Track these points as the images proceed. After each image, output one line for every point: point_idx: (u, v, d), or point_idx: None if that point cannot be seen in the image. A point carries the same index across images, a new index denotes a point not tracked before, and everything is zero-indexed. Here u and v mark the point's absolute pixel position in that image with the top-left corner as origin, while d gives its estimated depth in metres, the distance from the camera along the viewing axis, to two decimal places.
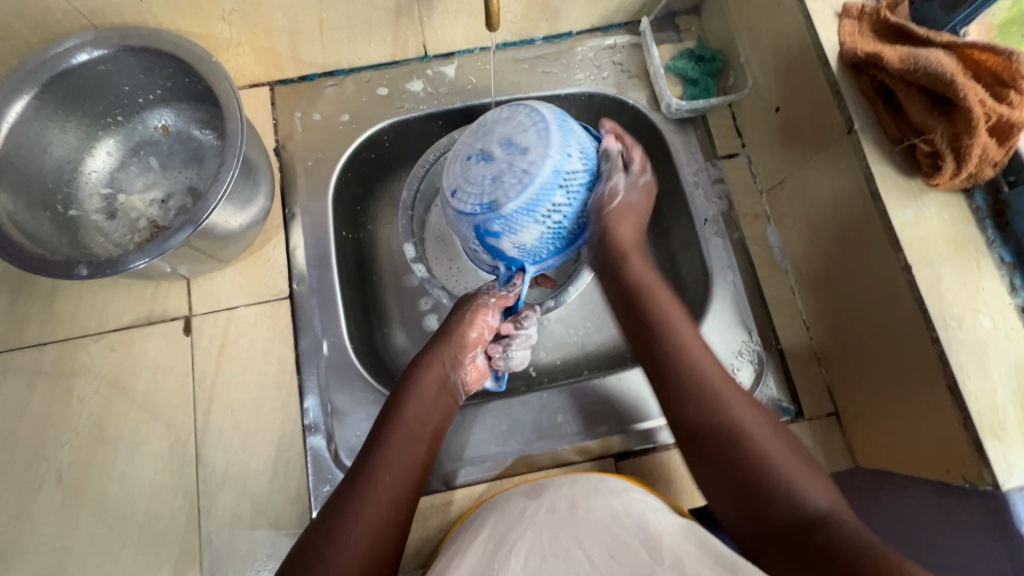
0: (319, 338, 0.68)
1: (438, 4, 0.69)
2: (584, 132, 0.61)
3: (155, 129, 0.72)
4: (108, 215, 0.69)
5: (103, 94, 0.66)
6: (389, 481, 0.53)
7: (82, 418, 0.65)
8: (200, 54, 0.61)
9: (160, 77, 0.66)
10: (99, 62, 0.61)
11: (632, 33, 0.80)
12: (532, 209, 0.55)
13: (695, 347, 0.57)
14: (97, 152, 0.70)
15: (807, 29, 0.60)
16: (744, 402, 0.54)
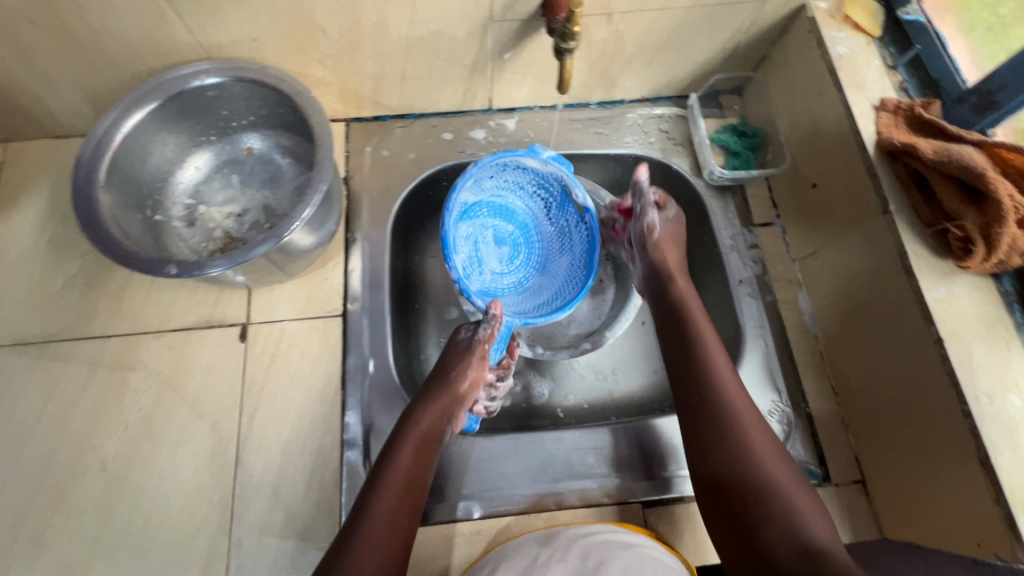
0: (366, 357, 0.71)
1: (510, 65, 0.76)
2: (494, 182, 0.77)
3: (241, 151, 0.78)
4: (187, 223, 0.74)
5: (205, 115, 0.72)
6: (392, 519, 0.54)
7: (133, 411, 0.67)
8: (299, 90, 0.67)
9: (257, 106, 0.73)
10: (210, 87, 0.68)
11: (679, 106, 0.88)
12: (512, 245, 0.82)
13: (733, 386, 0.60)
14: (187, 165, 0.76)
15: (847, 117, 0.66)
16: (735, 378, 0.61)
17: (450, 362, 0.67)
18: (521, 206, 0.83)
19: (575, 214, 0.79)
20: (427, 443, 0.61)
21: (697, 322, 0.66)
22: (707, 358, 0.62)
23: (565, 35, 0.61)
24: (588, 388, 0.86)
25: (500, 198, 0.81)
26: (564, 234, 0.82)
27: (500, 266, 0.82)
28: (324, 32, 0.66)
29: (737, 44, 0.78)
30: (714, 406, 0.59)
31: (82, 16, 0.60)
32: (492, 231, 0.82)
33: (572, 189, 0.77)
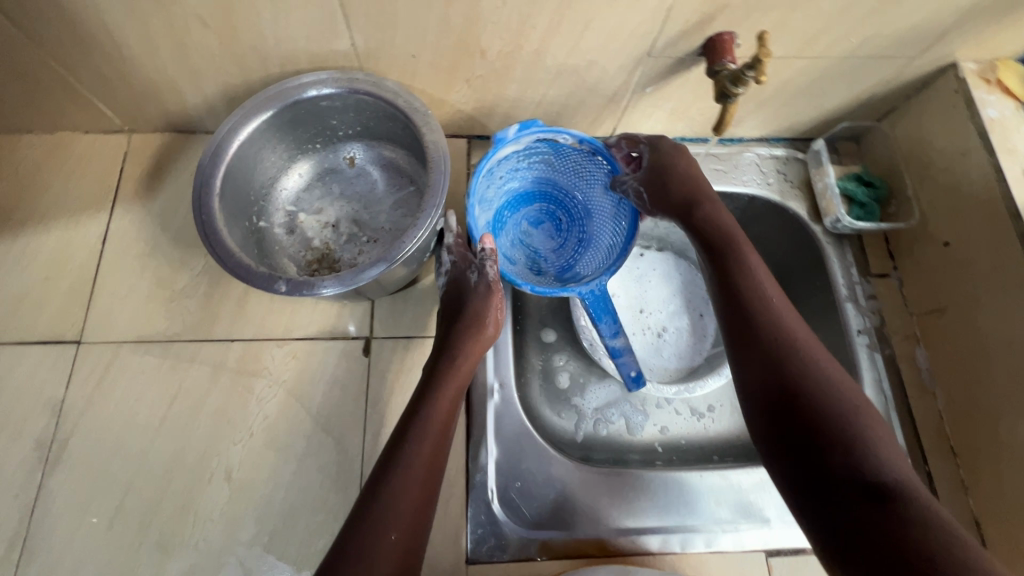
0: (490, 382, 0.70)
1: (648, 98, 0.76)
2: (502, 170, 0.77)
3: (345, 161, 0.78)
4: (287, 230, 0.75)
5: (314, 124, 0.72)
6: (420, 477, 0.52)
7: (258, 419, 0.66)
8: (415, 106, 0.66)
9: (365, 117, 0.72)
10: (325, 98, 0.68)
11: (796, 149, 0.88)
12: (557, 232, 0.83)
13: (789, 315, 0.56)
14: (292, 172, 0.77)
15: (997, 181, 0.66)
16: (791, 310, 0.57)
17: (466, 303, 0.65)
18: (528, 183, 0.82)
19: (591, 158, 0.76)
20: (457, 395, 0.59)
21: (751, 265, 0.60)
22: (757, 287, 0.58)
23: (737, 81, 0.61)
24: (685, 424, 0.86)
25: (510, 187, 0.80)
26: (587, 175, 0.79)
27: (553, 243, 0.83)
28: (483, 54, 0.66)
29: (871, 94, 0.78)
30: (784, 353, 0.53)
31: (257, 22, 0.60)
32: (524, 221, 0.83)
33: (558, 138, 0.73)
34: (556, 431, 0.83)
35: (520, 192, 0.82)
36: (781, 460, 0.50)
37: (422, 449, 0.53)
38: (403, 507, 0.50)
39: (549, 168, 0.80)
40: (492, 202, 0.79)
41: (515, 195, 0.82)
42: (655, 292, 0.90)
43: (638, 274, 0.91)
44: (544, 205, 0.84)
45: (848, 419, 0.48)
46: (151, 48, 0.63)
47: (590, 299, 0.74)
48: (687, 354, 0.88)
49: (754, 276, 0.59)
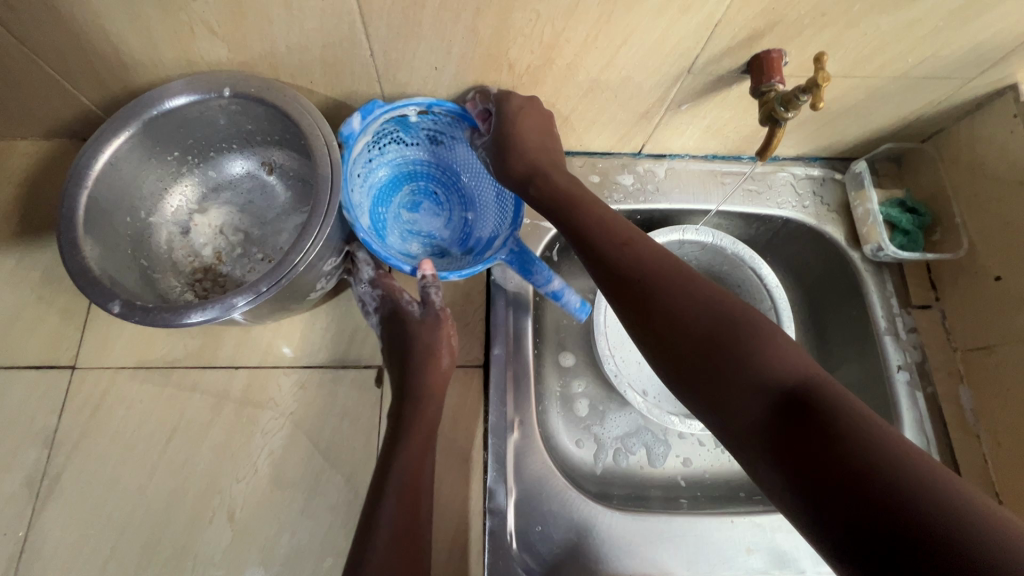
0: (510, 416, 0.66)
1: (682, 115, 0.71)
2: (364, 152, 0.71)
3: (262, 169, 0.71)
4: (181, 230, 0.68)
5: (224, 126, 0.65)
6: (401, 545, 0.50)
7: (263, 454, 0.62)
8: (287, 100, 0.59)
9: (283, 131, 0.64)
10: (231, 100, 0.60)
11: (833, 169, 0.83)
12: (383, 200, 0.80)
13: (688, 275, 0.50)
14: (195, 172, 0.69)
15: None
16: (679, 266, 0.51)
17: (410, 334, 0.63)
18: (385, 168, 0.79)
19: (455, 125, 0.72)
20: (424, 445, 0.57)
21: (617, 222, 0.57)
22: (635, 245, 0.54)
23: (787, 103, 0.56)
24: (710, 457, 0.82)
25: (373, 180, 0.77)
26: (397, 139, 0.76)
27: (439, 219, 0.81)
28: (510, 67, 0.62)
29: (919, 115, 0.74)
30: (711, 326, 0.47)
31: (268, 31, 0.55)
32: (401, 210, 0.81)
33: (402, 115, 0.68)
34: (574, 462, 0.79)
35: (382, 182, 0.79)
36: (748, 451, 0.42)
37: (394, 512, 0.51)
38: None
39: (402, 148, 0.78)
40: (362, 205, 0.75)
41: (376, 186, 0.79)
42: None
43: None
44: (414, 186, 0.82)
45: (797, 385, 0.42)
46: (154, 55, 0.58)
47: (512, 258, 0.66)
48: None
49: (639, 246, 0.54)
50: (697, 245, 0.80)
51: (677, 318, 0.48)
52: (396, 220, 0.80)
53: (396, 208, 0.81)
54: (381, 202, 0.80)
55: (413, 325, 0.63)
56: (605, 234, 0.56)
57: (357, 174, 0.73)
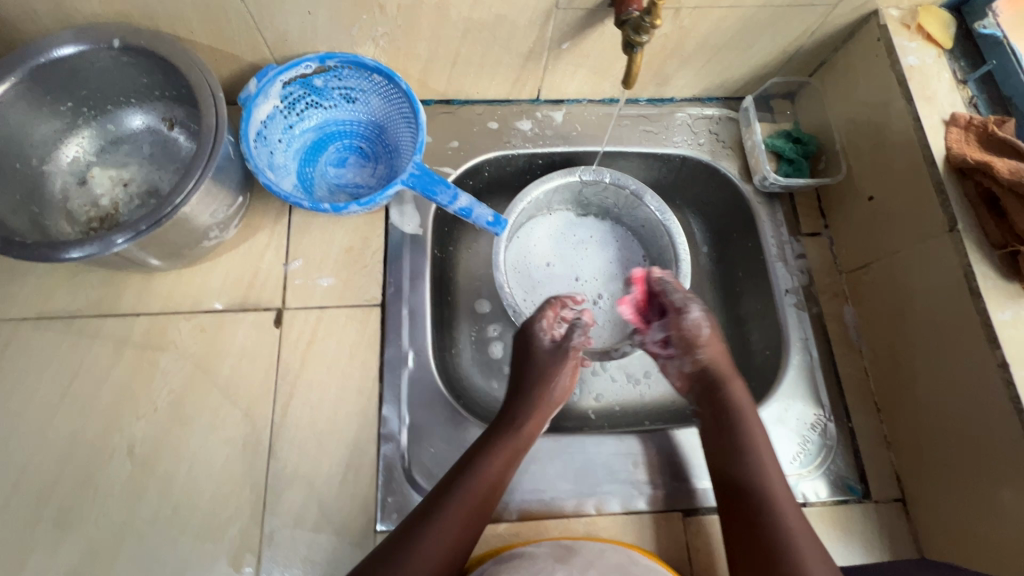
0: (405, 350, 0.69)
1: (566, 56, 0.73)
2: (273, 108, 0.70)
3: (163, 123, 0.71)
4: (77, 180, 0.69)
5: (119, 77, 0.66)
6: (463, 518, 0.57)
7: (163, 395, 0.65)
8: (183, 53, 0.61)
9: (177, 83, 0.65)
10: (122, 52, 0.62)
11: (728, 108, 0.85)
12: (309, 157, 0.76)
13: (761, 438, 0.63)
14: (96, 124, 0.70)
15: (915, 131, 0.65)
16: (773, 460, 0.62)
17: (551, 358, 0.70)
18: (311, 132, 0.76)
19: (362, 76, 0.72)
20: (519, 448, 0.63)
21: (744, 415, 0.65)
22: (744, 427, 0.64)
23: (638, 29, 0.58)
24: (620, 391, 0.85)
25: (297, 143, 0.75)
26: (314, 100, 0.74)
27: (367, 171, 0.77)
28: (381, 8, 0.63)
29: (798, 47, 0.76)
30: (746, 497, 0.59)
31: None
32: (327, 168, 0.77)
33: (300, 69, 0.69)
34: (489, 401, 0.80)
35: (309, 145, 0.76)
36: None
37: (469, 493, 0.58)
38: (431, 552, 0.54)
39: (325, 111, 0.76)
40: (287, 166, 0.74)
41: (303, 148, 0.76)
42: (591, 258, 0.88)
43: (574, 240, 0.89)
44: (341, 143, 0.78)
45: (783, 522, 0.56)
46: (27, 7, 0.60)
47: (413, 181, 0.66)
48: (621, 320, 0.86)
49: (745, 432, 0.64)
50: (598, 185, 0.82)
51: (742, 474, 0.61)
52: (325, 175, 0.76)
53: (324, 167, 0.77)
54: (304, 162, 0.76)
55: (545, 351, 0.70)
56: (728, 396, 0.66)
57: (273, 127, 0.72)
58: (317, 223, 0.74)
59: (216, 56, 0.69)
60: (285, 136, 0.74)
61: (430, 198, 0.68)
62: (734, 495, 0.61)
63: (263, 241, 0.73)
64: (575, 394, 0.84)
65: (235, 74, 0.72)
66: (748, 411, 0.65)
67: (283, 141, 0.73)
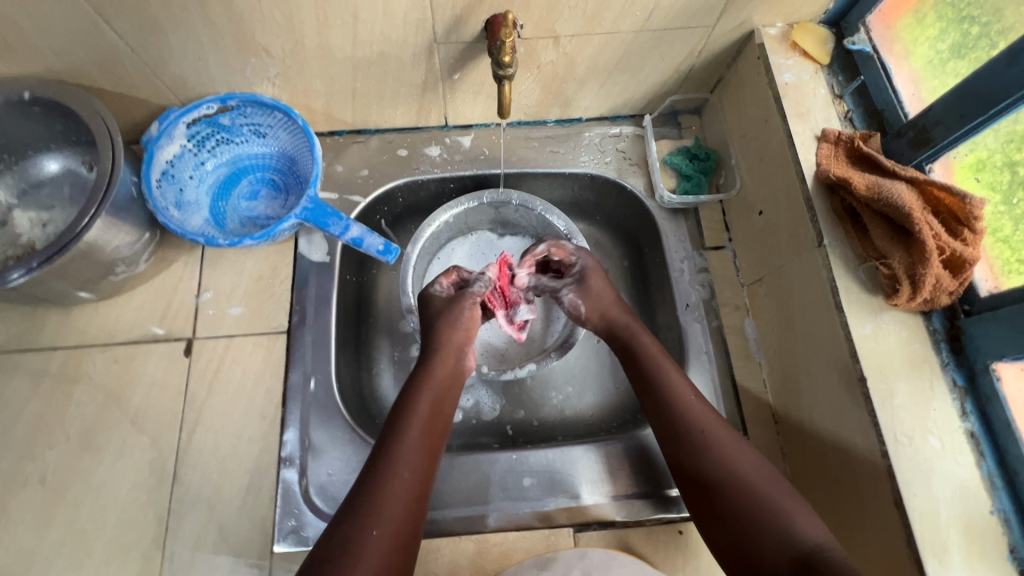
0: (308, 375, 0.71)
1: (461, 85, 0.76)
2: (180, 148, 0.74)
3: (82, 166, 0.74)
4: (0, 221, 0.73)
5: (36, 124, 0.70)
6: (413, 465, 0.57)
7: (75, 424, 0.68)
8: (85, 102, 0.65)
9: (81, 129, 0.68)
10: (31, 102, 0.66)
11: (637, 125, 0.87)
12: (224, 191, 0.80)
13: (681, 395, 0.61)
14: (21, 169, 0.74)
15: (789, 147, 0.66)
16: (699, 406, 0.61)
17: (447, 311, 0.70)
18: (224, 167, 0.80)
19: (264, 113, 0.75)
20: (436, 398, 0.64)
21: (659, 366, 0.63)
22: (663, 380, 0.62)
23: (501, 63, 0.61)
24: (539, 404, 0.85)
25: (211, 179, 0.79)
26: (224, 137, 0.77)
27: (278, 203, 0.80)
28: (267, 52, 0.67)
29: (691, 67, 0.77)
30: (681, 441, 0.58)
31: (22, 34, 0.60)
32: (240, 200, 0.80)
33: (199, 110, 0.72)
34: None
35: (222, 179, 0.80)
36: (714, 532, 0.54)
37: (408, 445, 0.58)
38: (394, 497, 0.54)
39: (236, 147, 0.79)
40: (200, 202, 0.77)
41: (217, 182, 0.79)
42: None
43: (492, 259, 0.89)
44: (255, 176, 0.81)
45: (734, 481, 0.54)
46: None
47: (307, 215, 0.70)
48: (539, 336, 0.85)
49: (666, 378, 0.62)
50: (507, 204, 0.83)
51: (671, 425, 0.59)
52: (239, 208, 0.79)
53: (238, 200, 0.80)
54: (219, 196, 0.79)
55: (440, 304, 0.71)
56: (638, 342, 0.66)
57: (182, 166, 0.76)
58: (229, 255, 0.77)
59: (124, 101, 0.73)
60: (197, 173, 0.77)
61: (324, 229, 0.71)
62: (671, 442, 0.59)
63: (177, 274, 0.76)
64: (493, 409, 0.85)
65: (147, 116, 0.76)
66: (658, 353, 0.65)
67: (195, 178, 0.77)
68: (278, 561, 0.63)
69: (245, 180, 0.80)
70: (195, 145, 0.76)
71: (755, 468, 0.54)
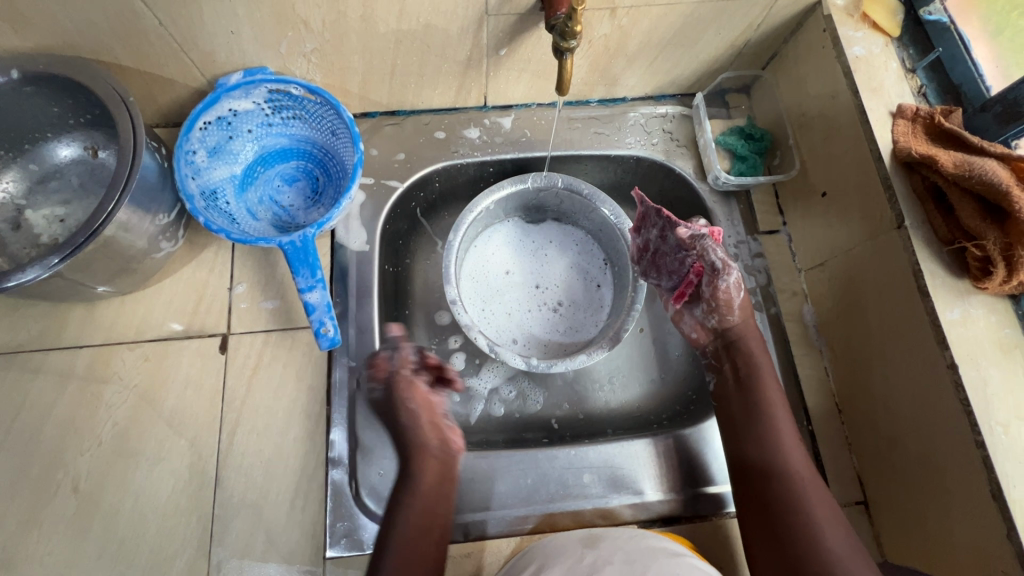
0: (353, 370, 0.68)
1: (506, 62, 0.72)
2: (253, 104, 0.70)
3: (86, 150, 0.70)
4: (12, 226, 0.67)
5: (27, 112, 0.64)
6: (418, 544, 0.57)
7: (107, 427, 0.64)
8: (101, 75, 0.60)
9: (88, 104, 0.63)
10: (23, 83, 0.59)
11: (683, 105, 0.83)
12: (270, 161, 0.76)
13: (783, 422, 0.62)
14: (17, 166, 0.68)
15: (861, 124, 0.63)
16: (791, 433, 0.62)
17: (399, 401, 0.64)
18: (286, 138, 0.75)
19: (341, 120, 0.70)
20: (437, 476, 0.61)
21: (764, 387, 0.64)
22: (765, 403, 0.63)
23: (565, 34, 0.56)
24: (584, 396, 0.81)
25: (268, 142, 0.75)
26: (301, 114, 0.73)
27: (305, 203, 0.75)
28: (306, 25, 0.62)
29: (746, 42, 0.74)
30: (773, 492, 0.58)
31: (39, 3, 0.55)
32: (276, 178, 0.76)
33: (291, 86, 0.68)
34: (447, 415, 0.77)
35: (276, 148, 0.75)
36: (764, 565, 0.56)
37: (422, 489, 0.60)
38: None
39: (307, 127, 0.74)
40: (240, 156, 0.73)
41: (268, 148, 0.75)
42: (552, 263, 0.84)
43: (531, 246, 0.85)
44: (305, 166, 0.76)
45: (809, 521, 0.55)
46: None
47: (289, 250, 0.63)
48: (586, 324, 0.81)
49: (766, 401, 0.63)
50: (549, 190, 0.80)
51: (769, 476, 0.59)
52: (269, 186, 0.75)
53: (274, 174, 0.76)
54: (260, 163, 0.75)
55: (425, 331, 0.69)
56: (757, 381, 0.65)
57: (243, 121, 0.71)
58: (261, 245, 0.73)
59: (146, 79, 0.67)
60: (257, 134, 0.73)
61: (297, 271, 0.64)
62: (763, 493, 0.58)
63: (208, 265, 0.72)
64: (537, 403, 0.80)
65: (169, 97, 0.71)
66: (765, 376, 0.65)
67: (250, 137, 0.73)
68: (332, 566, 0.60)
69: (298, 162, 0.76)
70: (267, 106, 0.71)
71: (842, 540, 0.54)
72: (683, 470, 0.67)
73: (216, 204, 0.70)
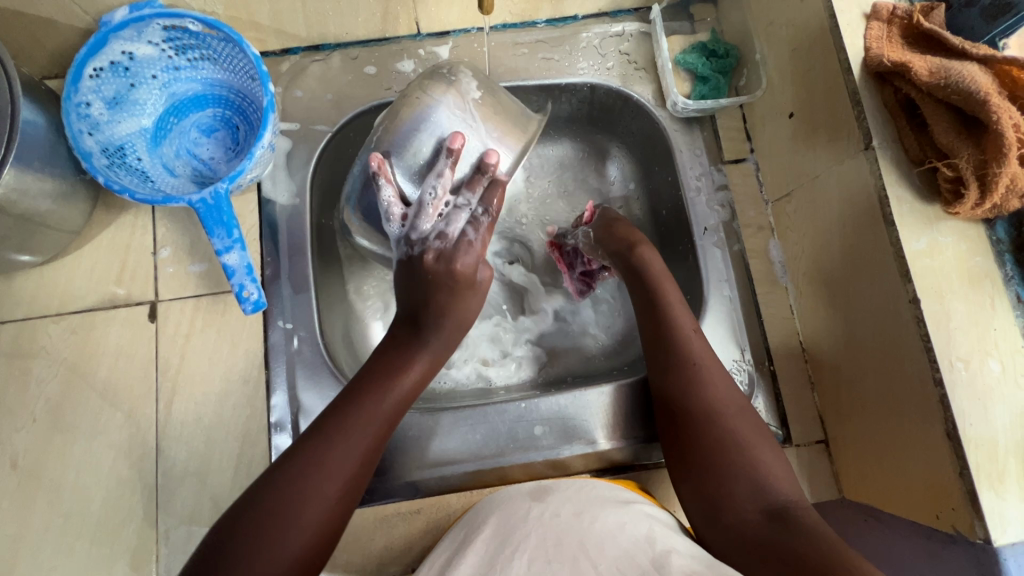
0: (290, 332, 0.64)
1: None
2: (151, 45, 0.63)
3: None
4: None
5: None
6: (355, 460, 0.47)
7: (39, 403, 0.62)
8: None
9: None
10: None
11: (642, 21, 0.74)
12: (183, 110, 0.69)
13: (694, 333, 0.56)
14: None
15: (830, 29, 0.55)
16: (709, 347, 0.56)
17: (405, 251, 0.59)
18: (197, 83, 0.68)
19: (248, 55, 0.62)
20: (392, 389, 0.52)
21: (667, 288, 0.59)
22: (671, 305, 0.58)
23: None
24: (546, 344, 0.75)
25: (178, 89, 0.68)
26: (209, 53, 0.65)
27: (226, 153, 0.68)
28: None
29: None
30: (699, 417, 0.51)
31: None
32: (192, 128, 0.69)
33: (185, 19, 0.60)
34: None
35: (188, 96, 0.68)
36: (685, 498, 0.49)
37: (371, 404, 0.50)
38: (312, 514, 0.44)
39: (219, 68, 0.67)
40: (147, 106, 0.67)
41: (179, 96, 0.68)
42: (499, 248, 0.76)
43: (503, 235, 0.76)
44: (223, 113, 0.69)
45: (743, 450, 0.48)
46: None
47: (200, 209, 0.58)
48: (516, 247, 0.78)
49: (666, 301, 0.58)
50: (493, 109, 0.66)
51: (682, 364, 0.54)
52: (185, 137, 0.68)
53: (190, 124, 0.69)
54: (172, 113, 0.68)
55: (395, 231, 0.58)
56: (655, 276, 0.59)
57: (143, 65, 0.64)
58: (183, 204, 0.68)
59: (23, 21, 0.60)
60: (164, 80, 0.66)
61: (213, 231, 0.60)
62: (689, 416, 0.52)
63: (128, 228, 0.67)
64: (513, 376, 0.73)
65: (56, 43, 0.64)
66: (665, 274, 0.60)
67: (155, 84, 0.66)
68: None
69: (215, 110, 0.69)
70: (166, 46, 0.63)
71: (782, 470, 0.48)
72: (633, 414, 0.64)
73: (125, 161, 0.64)
